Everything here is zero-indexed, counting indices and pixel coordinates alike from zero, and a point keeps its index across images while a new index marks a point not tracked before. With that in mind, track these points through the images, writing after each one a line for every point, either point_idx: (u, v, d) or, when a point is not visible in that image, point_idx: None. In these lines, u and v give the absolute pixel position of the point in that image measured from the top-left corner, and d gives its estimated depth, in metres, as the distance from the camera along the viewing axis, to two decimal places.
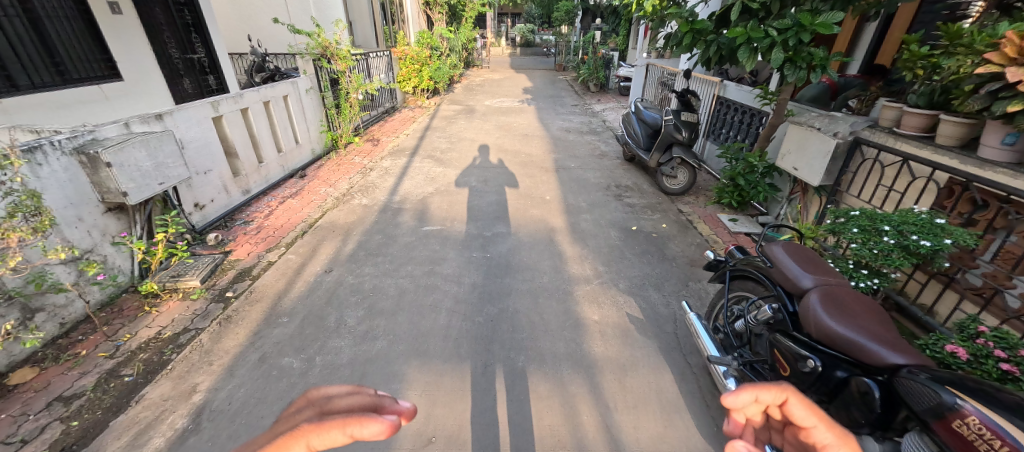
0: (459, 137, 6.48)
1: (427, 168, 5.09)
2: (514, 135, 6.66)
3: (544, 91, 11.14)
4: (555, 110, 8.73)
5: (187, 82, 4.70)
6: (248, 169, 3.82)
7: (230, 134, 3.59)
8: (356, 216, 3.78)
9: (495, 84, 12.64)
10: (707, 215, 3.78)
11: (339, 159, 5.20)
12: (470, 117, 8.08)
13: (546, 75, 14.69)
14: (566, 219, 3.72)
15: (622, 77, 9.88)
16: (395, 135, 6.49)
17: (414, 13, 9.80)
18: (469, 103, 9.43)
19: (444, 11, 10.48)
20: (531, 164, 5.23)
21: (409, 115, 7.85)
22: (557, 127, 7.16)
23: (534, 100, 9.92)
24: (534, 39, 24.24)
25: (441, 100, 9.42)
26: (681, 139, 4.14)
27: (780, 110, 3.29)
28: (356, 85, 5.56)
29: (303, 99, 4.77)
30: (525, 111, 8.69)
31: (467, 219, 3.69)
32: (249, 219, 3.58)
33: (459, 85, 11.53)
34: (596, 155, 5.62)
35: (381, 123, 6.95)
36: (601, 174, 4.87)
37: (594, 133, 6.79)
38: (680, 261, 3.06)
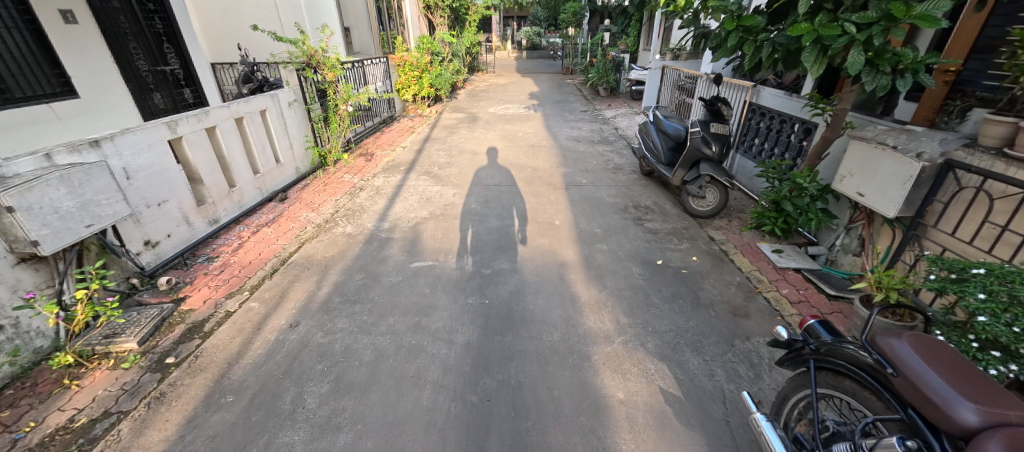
0: (460, 149, 6.00)
1: (423, 186, 4.60)
2: (519, 146, 6.16)
3: (551, 96, 10.63)
4: (563, 118, 8.22)
5: (158, 97, 4.28)
6: (216, 196, 3.37)
7: (192, 158, 3.13)
8: (337, 249, 3.28)
9: (500, 90, 12.18)
10: (745, 244, 3.23)
11: (327, 177, 4.73)
12: (473, 126, 7.60)
13: (553, 79, 14.20)
14: (579, 251, 3.19)
15: (634, 81, 9.33)
16: (391, 148, 6.03)
17: (414, 17, 9.37)
18: (472, 111, 8.97)
19: (445, 15, 10.08)
20: (538, 180, 4.71)
21: (408, 126, 7.39)
22: (566, 137, 6.64)
23: (540, 106, 9.43)
24: (540, 42, 23.78)
25: (443, 107, 8.97)
26: (711, 155, 3.58)
27: (837, 123, 2.74)
28: (347, 96, 5.10)
29: (285, 113, 4.32)
30: (531, 118, 8.20)
31: (464, 252, 3.19)
32: (214, 255, 3.12)
33: (463, 92, 11.10)
34: (610, 169, 5.08)
35: (378, 135, 6.50)
36: (616, 192, 4.34)
37: (606, 142, 6.26)
38: (720, 309, 2.51)
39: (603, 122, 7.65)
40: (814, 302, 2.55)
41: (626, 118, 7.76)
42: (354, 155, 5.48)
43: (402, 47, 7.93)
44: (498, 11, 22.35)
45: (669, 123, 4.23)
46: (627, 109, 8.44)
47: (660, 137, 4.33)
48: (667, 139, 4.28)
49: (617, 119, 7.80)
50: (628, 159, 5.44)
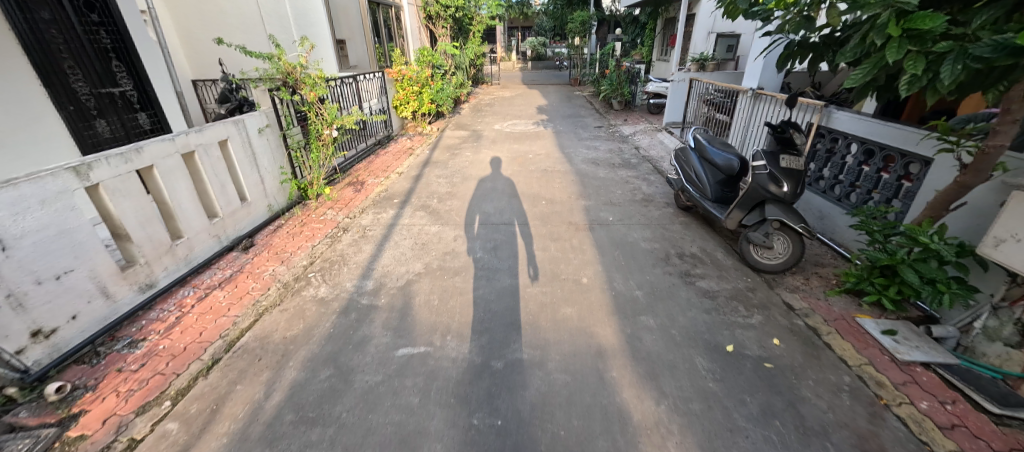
0: (464, 175, 5.27)
1: (419, 225, 3.86)
2: (530, 171, 5.42)
3: (560, 110, 9.94)
4: (576, 135, 7.49)
5: (104, 124, 3.60)
6: (152, 254, 2.65)
7: (116, 210, 2.42)
8: (303, 323, 2.53)
9: (506, 103, 11.55)
10: (839, 318, 2.44)
11: (306, 215, 4.02)
12: (478, 146, 6.89)
13: (561, 91, 13.56)
14: (619, 328, 2.42)
15: (651, 93, 8.62)
16: (385, 174, 5.32)
17: (415, 28, 8.79)
18: (477, 128, 8.28)
19: (447, 25, 9.49)
20: (556, 216, 3.97)
21: (405, 147, 6.70)
22: (582, 159, 5.91)
23: (550, 121, 8.75)
24: (545, 52, 23.28)
25: (445, 124, 8.32)
26: (783, 194, 2.80)
27: (984, 165, 1.96)
28: (332, 118, 4.40)
29: (255, 142, 3.62)
30: (541, 136, 7.48)
31: (467, 330, 2.43)
32: (141, 336, 2.39)
33: (467, 106, 10.47)
34: (639, 201, 4.31)
35: (370, 160, 5.80)
36: (653, 234, 3.56)
37: (629, 167, 5.51)
38: (840, 440, 1.72)
39: (621, 141, 6.91)
40: (973, 428, 1.76)
41: (646, 136, 7.03)
42: (341, 185, 4.78)
43: (401, 59, 7.26)
44: (502, 21, 21.90)
45: (718, 151, 3.47)
46: (647, 125, 7.70)
47: (705, 168, 3.57)
48: (714, 170, 3.52)
49: (636, 137, 7.06)
50: (658, 188, 4.67)
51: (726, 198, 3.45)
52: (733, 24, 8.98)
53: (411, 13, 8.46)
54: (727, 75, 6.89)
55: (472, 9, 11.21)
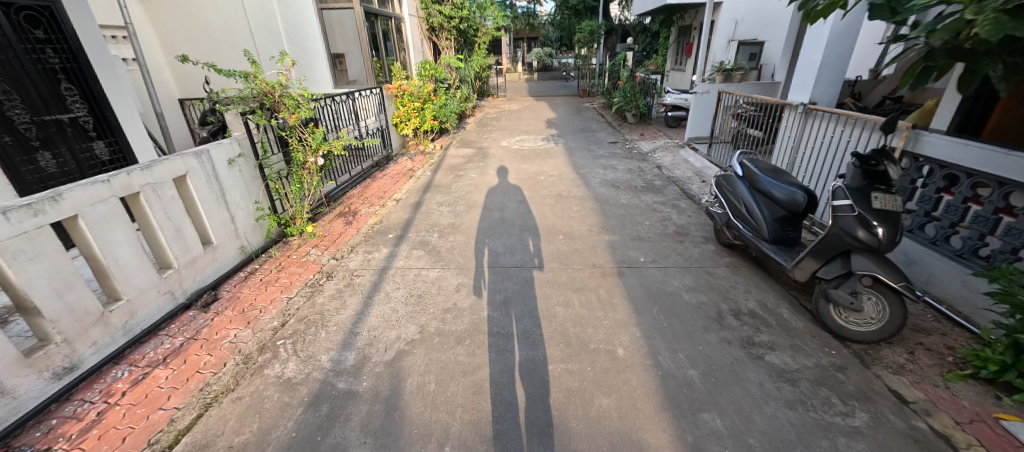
0: (468, 202, 4.71)
1: (416, 269, 3.28)
2: (542, 197, 4.84)
3: (571, 124, 9.40)
4: (590, 152, 6.93)
5: (48, 156, 3.09)
6: (74, 328, 2.09)
7: (19, 278, 1.87)
8: (259, 421, 1.93)
9: (513, 116, 11.05)
10: (974, 420, 1.81)
11: (286, 257, 3.46)
12: (484, 166, 6.34)
13: (569, 103, 13.05)
14: (675, 434, 1.79)
15: (669, 106, 8.05)
16: (381, 202, 4.77)
17: (418, 40, 8.35)
18: (483, 145, 7.76)
19: (452, 36, 9.04)
20: (577, 257, 3.37)
21: (405, 168, 6.17)
22: (600, 181, 5.33)
23: (561, 137, 8.20)
24: (552, 63, 22.90)
25: (449, 141, 7.80)
26: (876, 242, 2.17)
27: None
28: (317, 144, 3.84)
29: (223, 175, 3.08)
30: (553, 154, 6.92)
31: (471, 435, 1.82)
32: (43, 446, 1.81)
33: (472, 121, 9.98)
34: (672, 236, 3.69)
35: (366, 185, 5.28)
36: (696, 282, 2.94)
37: (653, 191, 4.89)
38: None
39: (640, 159, 6.32)
40: None
41: (666, 153, 6.43)
42: (331, 217, 4.24)
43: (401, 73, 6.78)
44: (508, 33, 21.59)
45: (776, 182, 2.83)
46: (666, 140, 7.12)
47: (759, 201, 2.94)
48: (771, 205, 2.88)
49: (656, 154, 6.47)
50: (691, 218, 4.05)
51: (787, 238, 2.83)
52: (755, 31, 8.41)
53: (413, 25, 8.00)
54: (756, 86, 6.31)
55: (476, 20, 10.78)
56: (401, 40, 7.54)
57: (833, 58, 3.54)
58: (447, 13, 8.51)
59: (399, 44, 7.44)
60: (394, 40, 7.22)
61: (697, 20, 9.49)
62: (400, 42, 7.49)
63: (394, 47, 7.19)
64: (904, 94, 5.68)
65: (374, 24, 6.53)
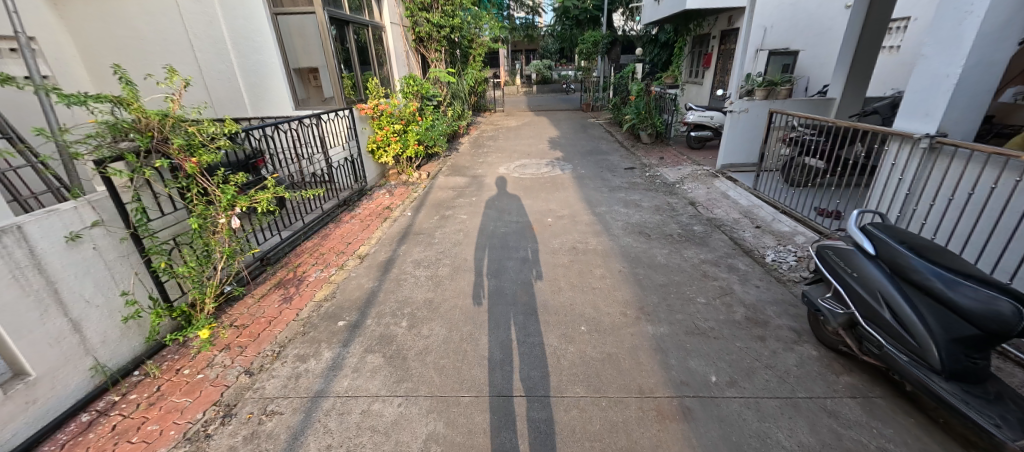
0: (455, 261, 3.57)
1: (364, 398, 2.11)
2: (552, 251, 3.70)
3: (577, 145, 8.32)
4: (604, 181, 5.84)
5: None
6: None
7: None
8: None
9: (512, 135, 10.00)
10: None
11: (173, 373, 2.29)
12: (478, 201, 5.21)
13: (573, 119, 12.02)
14: None
15: (691, 124, 7.01)
16: (339, 261, 3.62)
17: (404, 52, 7.30)
18: (477, 172, 6.66)
19: (443, 47, 7.99)
20: (612, 373, 2.21)
21: (380, 205, 5.05)
22: (623, 226, 4.20)
23: (567, 160, 7.12)
24: (551, 75, 22.01)
25: (437, 168, 6.70)
26: None
27: None
28: (233, 196, 2.64)
29: (53, 262, 1.94)
30: (560, 184, 5.82)
31: None
32: None
33: (466, 141, 8.91)
34: (745, 327, 2.54)
35: (324, 233, 4.16)
36: (816, 436, 1.79)
37: (694, 242, 3.77)
38: None
39: (666, 192, 5.21)
40: None
41: (696, 184, 5.33)
42: (264, 291, 3.09)
43: (379, 91, 5.69)
44: (505, 44, 20.74)
45: (944, 271, 1.74)
46: (691, 166, 6.04)
47: (911, 299, 1.82)
48: (939, 310, 1.76)
49: (684, 185, 5.37)
50: (762, 293, 2.91)
51: (968, 369, 1.71)
52: (787, 39, 7.37)
53: (396, 34, 6.95)
54: (803, 104, 5.25)
55: (470, 30, 9.78)
56: (381, 52, 6.46)
57: (979, 71, 2.43)
58: (436, 21, 7.47)
59: (379, 57, 6.37)
60: (373, 53, 6.15)
61: (718, 28, 8.47)
62: (380, 54, 6.41)
63: (371, 61, 6.12)
64: (993, 114, 4.57)
65: (347, 32, 5.45)
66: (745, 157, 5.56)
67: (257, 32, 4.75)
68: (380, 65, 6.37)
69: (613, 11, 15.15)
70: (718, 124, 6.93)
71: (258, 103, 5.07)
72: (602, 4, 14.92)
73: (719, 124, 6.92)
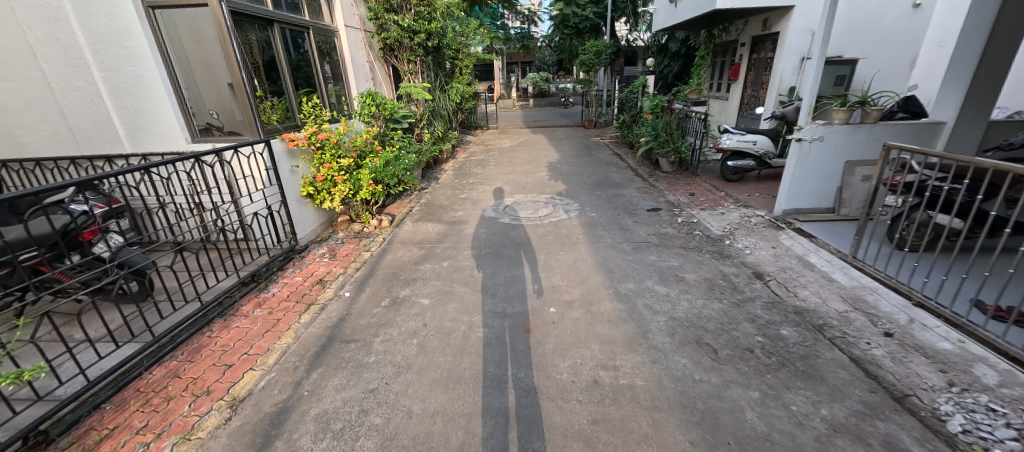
0: (392, 416, 2.06)
1: None
2: (559, 390, 2.19)
3: (582, 174, 6.88)
4: (624, 231, 4.35)
5: None
6: None
7: None
8: None
9: (505, 159, 8.57)
10: None
11: None
12: (451, 267, 3.70)
13: (574, 138, 10.60)
14: None
15: (727, 151, 5.59)
16: (190, 419, 2.08)
17: (369, 64, 5.88)
18: (457, 214, 5.16)
19: (418, 58, 6.59)
20: None
21: (311, 278, 3.53)
22: (669, 327, 2.68)
23: (572, 196, 5.65)
24: (548, 88, 20.67)
25: (406, 211, 5.21)
26: None
27: None
28: None
29: None
30: (564, 236, 4.33)
31: None
32: None
33: (449, 169, 7.48)
34: None
35: (195, 344, 2.63)
36: None
37: (796, 369, 2.25)
38: None
39: (716, 254, 3.71)
40: None
41: (753, 239, 3.86)
42: None
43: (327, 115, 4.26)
44: (498, 56, 19.40)
45: None
46: (738, 210, 4.57)
47: None
48: None
49: (736, 240, 3.89)
50: None
51: None
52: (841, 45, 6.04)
53: (356, 41, 5.51)
54: (905, 128, 3.83)
55: (455, 38, 8.43)
56: (332, 62, 5.00)
57: None
58: (407, 24, 6.03)
59: (329, 70, 4.87)
60: (319, 64, 4.68)
61: (749, 32, 7.07)
62: (330, 66, 4.90)
63: (318, 74, 4.63)
64: None
65: (273, 36, 3.93)
66: (817, 200, 4.10)
67: (126, 34, 3.25)
68: (329, 80, 4.87)
69: (616, 18, 13.83)
70: (762, 152, 5.49)
71: (136, 135, 3.59)
72: (603, 12, 13.55)
73: (763, 151, 5.48)
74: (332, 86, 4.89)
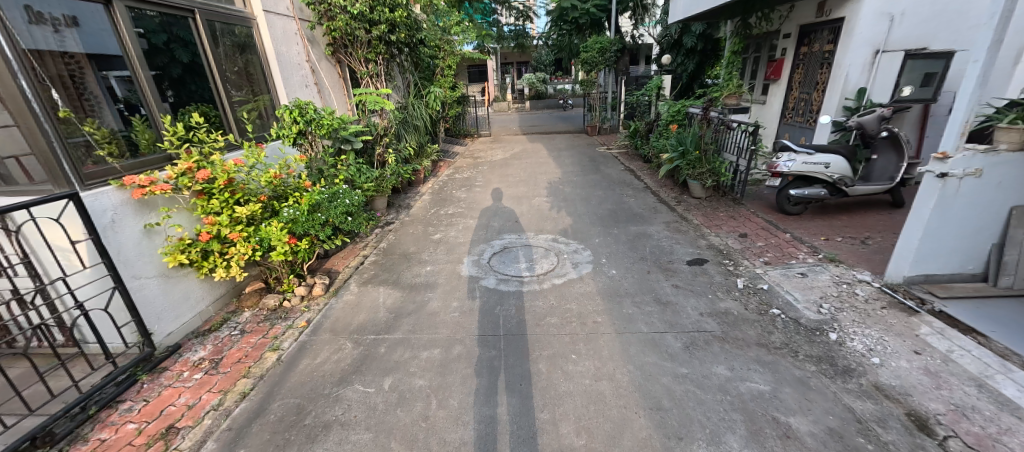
0: None
1: None
2: None
3: (592, 200, 5.46)
4: (664, 308, 2.92)
5: None
6: None
7: None
8: None
9: (496, 176, 7.13)
10: None
11: None
12: (395, 393, 2.26)
13: (577, 148, 9.17)
14: None
15: (787, 177, 4.20)
16: None
17: (310, 65, 4.47)
18: (424, 271, 3.71)
19: (380, 57, 5.19)
20: None
21: (153, 423, 2.09)
22: None
23: (581, 238, 4.22)
24: (545, 89, 19.22)
25: (354, 266, 3.83)
26: None
27: None
28: None
29: None
30: (577, 316, 2.89)
31: None
32: None
33: (426, 194, 6.05)
34: None
35: None
36: None
37: None
38: None
39: (825, 364, 2.30)
40: None
41: (875, 333, 2.47)
42: None
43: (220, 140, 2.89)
44: (491, 55, 17.93)
45: None
46: (826, 269, 3.17)
47: None
48: None
49: (847, 334, 2.49)
50: None
51: None
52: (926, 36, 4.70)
53: (286, 33, 4.09)
54: None
55: (432, 34, 7.02)
56: (242, 63, 3.58)
57: None
58: (359, 11, 4.57)
59: (234, 74, 3.47)
60: (217, 69, 3.30)
61: (797, 20, 5.66)
62: (239, 69, 3.52)
63: (214, 82, 3.26)
64: None
65: (115, 23, 2.57)
66: (958, 263, 2.72)
67: None
68: (235, 89, 3.46)
69: (621, 11, 12.37)
70: (836, 176, 4.10)
71: None
72: (607, 4, 12.11)
73: (837, 176, 4.09)
74: (240, 99, 3.50)
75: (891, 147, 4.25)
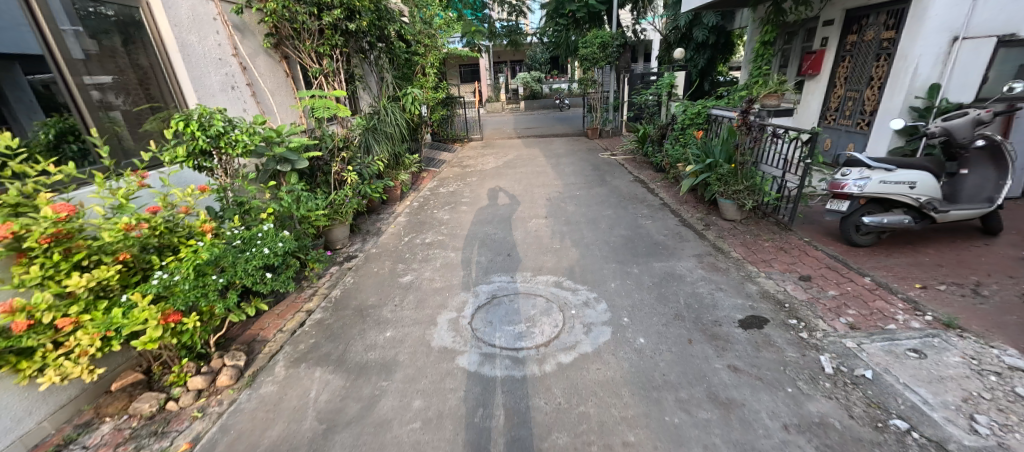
0: None
1: None
2: None
3: (600, 223, 4.48)
4: (727, 414, 1.95)
5: None
6: None
7: None
8: None
9: (486, 190, 6.14)
10: None
11: None
12: None
13: (577, 154, 8.20)
14: None
15: (859, 200, 3.24)
16: None
17: (238, 62, 3.55)
18: (382, 338, 2.72)
19: (336, 52, 4.22)
20: None
21: None
22: None
23: (592, 283, 3.24)
24: (540, 89, 18.25)
25: (288, 330, 2.83)
26: None
27: None
28: None
29: None
30: (597, 430, 1.92)
31: None
32: None
33: (401, 215, 5.06)
34: None
35: None
36: None
37: None
38: None
39: None
40: None
41: None
42: None
43: (54, 171, 1.90)
44: (483, 53, 16.99)
45: None
46: (948, 345, 2.22)
47: None
48: None
49: None
50: None
51: None
52: None
53: (199, 18, 3.17)
54: None
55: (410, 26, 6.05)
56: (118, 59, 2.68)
57: None
58: None
59: (101, 72, 2.58)
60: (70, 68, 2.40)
61: (843, 4, 4.75)
62: (107, 62, 2.62)
63: (67, 87, 2.37)
64: None
65: None
66: None
67: None
68: (102, 92, 2.56)
69: (623, 4, 11.44)
70: (923, 199, 3.15)
71: None
72: None
73: (925, 199, 3.15)
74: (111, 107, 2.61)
75: (988, 160, 3.31)
